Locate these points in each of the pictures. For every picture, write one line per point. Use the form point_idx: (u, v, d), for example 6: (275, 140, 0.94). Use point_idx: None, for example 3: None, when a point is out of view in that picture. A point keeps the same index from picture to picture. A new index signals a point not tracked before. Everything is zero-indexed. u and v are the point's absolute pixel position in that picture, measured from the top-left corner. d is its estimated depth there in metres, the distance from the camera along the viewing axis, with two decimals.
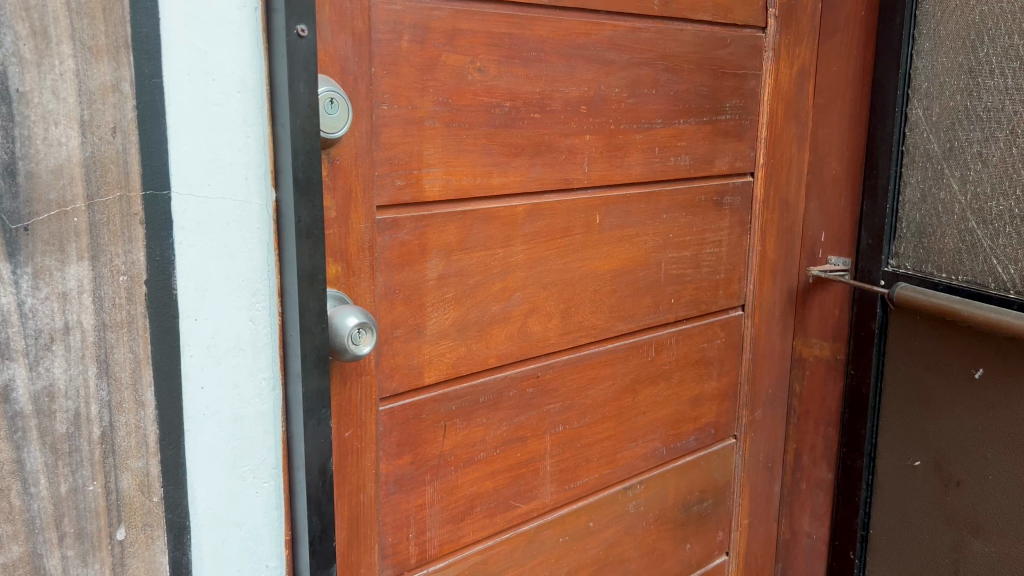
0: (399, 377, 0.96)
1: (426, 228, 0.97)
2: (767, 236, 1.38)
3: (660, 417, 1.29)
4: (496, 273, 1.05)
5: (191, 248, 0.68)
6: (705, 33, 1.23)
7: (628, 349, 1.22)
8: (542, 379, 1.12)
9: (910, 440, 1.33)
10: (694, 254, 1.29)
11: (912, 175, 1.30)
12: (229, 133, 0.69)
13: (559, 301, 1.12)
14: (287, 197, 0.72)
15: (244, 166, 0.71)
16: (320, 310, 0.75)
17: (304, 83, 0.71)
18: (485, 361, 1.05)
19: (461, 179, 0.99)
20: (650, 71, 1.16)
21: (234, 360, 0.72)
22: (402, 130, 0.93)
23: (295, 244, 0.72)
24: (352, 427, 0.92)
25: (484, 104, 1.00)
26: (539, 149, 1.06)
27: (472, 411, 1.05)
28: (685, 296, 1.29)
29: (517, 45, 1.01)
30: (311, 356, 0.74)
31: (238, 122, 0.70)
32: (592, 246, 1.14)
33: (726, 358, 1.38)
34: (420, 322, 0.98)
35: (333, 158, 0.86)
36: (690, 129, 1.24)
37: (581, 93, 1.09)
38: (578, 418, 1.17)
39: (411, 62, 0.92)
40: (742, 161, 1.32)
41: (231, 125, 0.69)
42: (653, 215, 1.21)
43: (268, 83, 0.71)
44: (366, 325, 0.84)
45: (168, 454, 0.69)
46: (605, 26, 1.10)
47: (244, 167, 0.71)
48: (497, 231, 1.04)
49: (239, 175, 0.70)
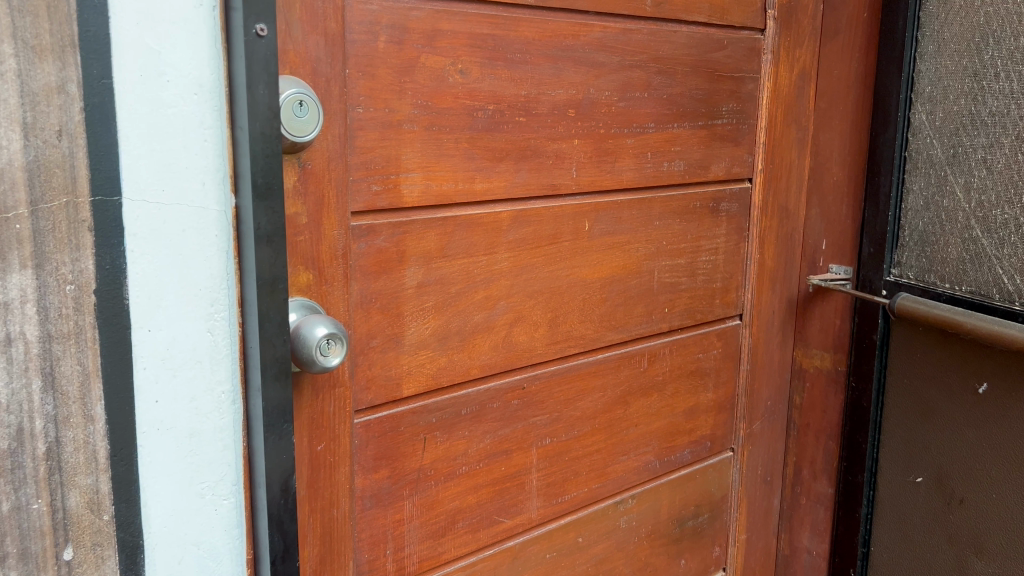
0: (375, 388, 0.93)
1: (404, 235, 0.94)
2: (766, 243, 1.35)
3: (653, 430, 1.25)
4: (478, 281, 1.01)
5: (144, 256, 0.66)
6: (700, 35, 1.19)
7: (619, 359, 1.18)
8: (528, 390, 1.08)
9: (912, 456, 1.29)
10: (688, 262, 1.25)
11: (915, 181, 1.26)
12: (185, 137, 0.67)
13: (545, 310, 1.09)
14: (246, 203, 0.69)
15: (200, 170, 0.68)
16: (281, 321, 0.72)
17: (264, 85, 0.68)
18: (467, 372, 1.02)
19: (441, 184, 0.96)
20: (642, 74, 1.13)
21: (190, 373, 0.69)
22: (379, 134, 0.90)
23: (254, 252, 0.69)
24: (325, 439, 0.89)
25: (466, 106, 0.96)
26: (524, 153, 1.03)
27: (454, 424, 1.01)
28: (679, 305, 1.25)
29: (500, 46, 0.98)
30: (271, 368, 0.71)
31: (195, 125, 0.67)
32: (581, 254, 1.11)
33: (722, 370, 1.34)
34: (398, 331, 0.95)
35: (304, 162, 0.84)
36: (685, 133, 1.20)
37: (568, 96, 1.06)
38: (566, 431, 1.14)
39: (388, 64, 0.89)
40: (739, 166, 1.29)
41: (187, 129, 0.67)
42: (646, 222, 1.18)
43: (227, 84, 0.68)
44: (335, 336, 0.81)
45: (119, 471, 0.67)
46: (594, 27, 1.07)
47: (201, 172, 0.68)
48: (480, 238, 1.01)
49: (195, 180, 0.68)
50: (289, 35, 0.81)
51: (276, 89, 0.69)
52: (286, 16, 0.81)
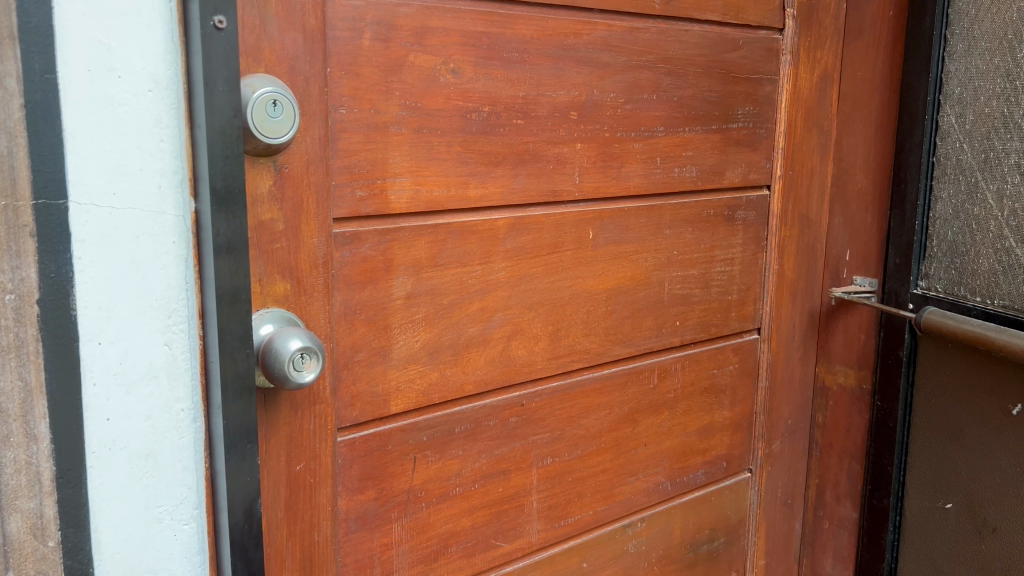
0: (360, 405, 0.89)
1: (391, 243, 0.89)
2: (785, 254, 1.28)
3: (664, 449, 1.19)
4: (473, 292, 0.96)
5: (93, 264, 0.61)
6: (713, 34, 1.14)
7: (626, 375, 1.12)
8: (528, 408, 1.03)
9: (940, 480, 1.21)
10: (702, 273, 1.19)
11: (943, 188, 1.19)
12: (138, 137, 0.62)
13: (546, 323, 1.03)
14: (205, 209, 0.65)
15: (156, 173, 0.64)
16: (243, 334, 0.67)
17: (226, 83, 0.64)
18: (461, 388, 0.96)
19: (432, 190, 0.91)
20: (650, 75, 1.07)
21: (144, 390, 0.65)
22: (363, 136, 0.85)
23: (213, 261, 0.65)
24: (304, 459, 0.84)
25: (458, 108, 0.92)
26: (521, 158, 0.97)
27: (446, 442, 0.96)
28: (692, 318, 1.19)
29: (496, 45, 0.93)
30: (232, 386, 0.66)
31: (149, 125, 0.63)
32: (584, 264, 1.05)
33: (739, 387, 1.27)
34: (385, 344, 0.90)
35: (281, 165, 0.79)
36: (697, 137, 1.14)
37: (570, 98, 1.00)
38: (569, 450, 1.08)
39: (373, 63, 0.85)
40: (756, 172, 1.22)
41: (141, 128, 0.62)
42: (655, 230, 1.12)
43: (186, 80, 0.64)
44: (310, 350, 0.77)
45: (66, 495, 0.62)
46: (599, 26, 1.01)
47: (156, 175, 0.64)
48: (474, 247, 0.95)
49: (151, 182, 0.63)
50: (264, 32, 0.77)
51: (238, 86, 0.65)
52: (261, 11, 0.76)
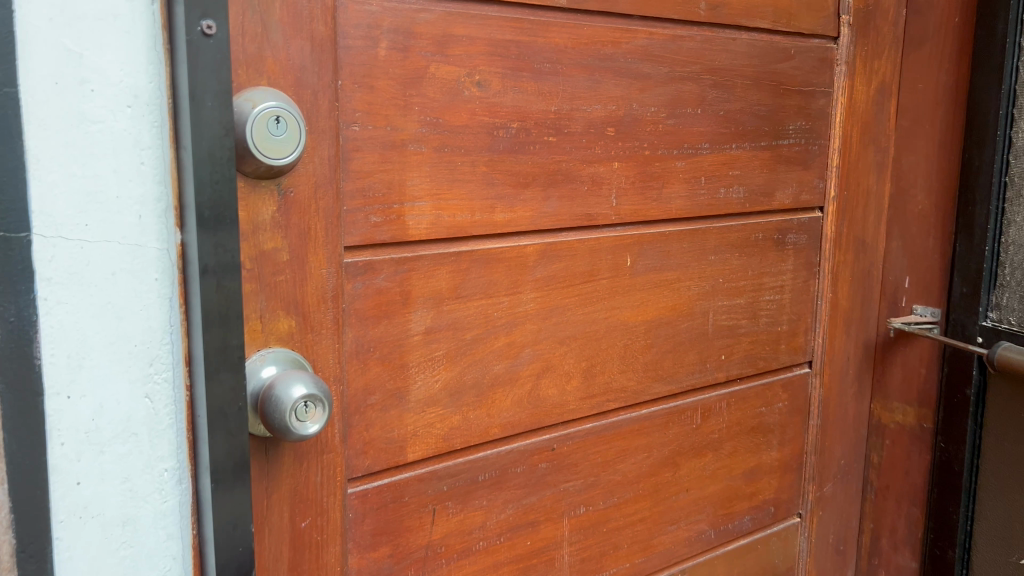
0: (374, 453, 0.80)
1: (409, 273, 0.80)
2: (839, 280, 1.18)
3: (707, 494, 1.09)
4: (499, 326, 0.87)
5: (61, 304, 0.53)
6: (763, 43, 1.04)
7: (666, 415, 1.03)
8: (559, 453, 0.93)
9: (1013, 532, 1.10)
10: (750, 303, 1.09)
11: (1018, 211, 1.08)
12: (114, 160, 0.55)
13: (579, 359, 0.94)
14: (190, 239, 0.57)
15: (136, 201, 0.56)
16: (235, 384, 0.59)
17: (215, 93, 0.56)
18: (485, 433, 0.87)
19: (455, 214, 0.82)
20: (694, 87, 0.98)
21: (118, 448, 0.57)
22: (378, 156, 0.77)
23: (201, 297, 0.57)
24: (310, 515, 0.76)
25: (484, 124, 0.83)
26: (553, 179, 0.89)
27: (469, 492, 0.87)
28: (739, 351, 1.09)
29: (526, 54, 0.84)
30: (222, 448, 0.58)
31: (128, 143, 0.55)
32: (622, 294, 0.96)
33: (788, 426, 1.17)
34: (401, 386, 0.81)
35: (286, 189, 0.71)
36: (745, 155, 1.05)
37: (607, 113, 0.91)
38: (604, 498, 0.98)
39: (390, 75, 0.76)
40: (808, 192, 1.13)
41: (117, 150, 0.55)
42: (699, 256, 1.02)
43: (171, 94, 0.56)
44: (315, 398, 0.68)
45: (28, 571, 0.54)
46: (639, 33, 0.92)
47: (136, 203, 0.56)
48: (501, 276, 0.87)
49: (129, 209, 0.55)
50: (267, 40, 0.69)
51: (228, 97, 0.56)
52: (263, 18, 0.68)
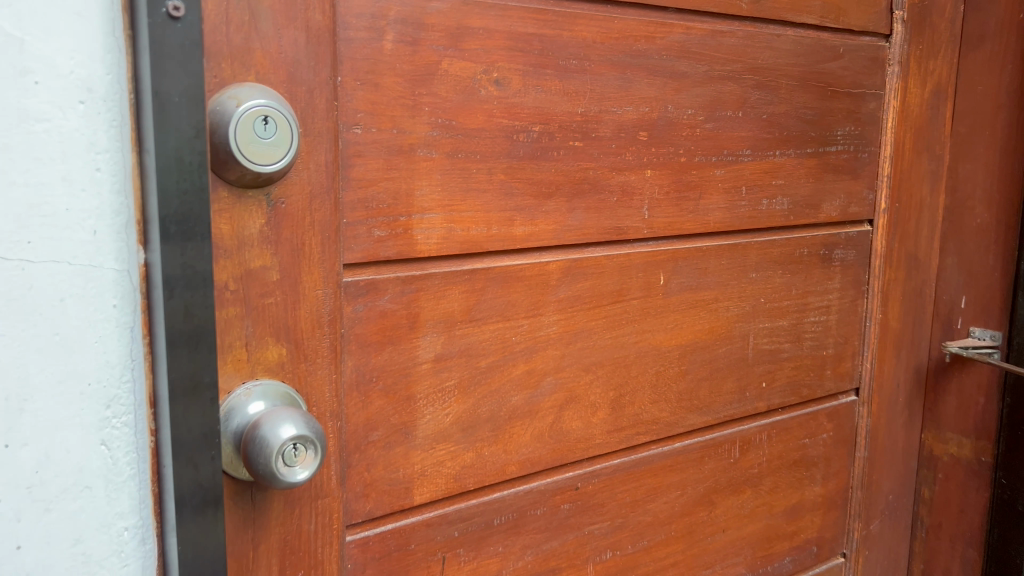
0: (376, 496, 0.71)
1: (417, 293, 0.71)
2: (889, 300, 1.08)
3: (745, 535, 0.99)
4: (518, 353, 0.78)
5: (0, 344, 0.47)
6: (810, 40, 0.95)
7: (702, 449, 0.93)
8: (583, 492, 0.84)
9: None
10: (793, 325, 0.99)
11: None
12: (65, 176, 0.48)
13: (606, 388, 0.84)
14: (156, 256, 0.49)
15: (91, 222, 0.49)
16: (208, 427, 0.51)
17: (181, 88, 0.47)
18: (501, 471, 0.78)
19: (469, 228, 0.74)
20: (735, 88, 0.89)
21: (66, 506, 0.50)
22: (383, 162, 0.68)
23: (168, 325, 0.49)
24: (303, 567, 0.67)
25: (503, 127, 0.74)
26: (579, 188, 0.80)
27: (483, 537, 0.78)
28: (781, 378, 0.99)
29: (550, 50, 0.76)
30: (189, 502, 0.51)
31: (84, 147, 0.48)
32: (654, 316, 0.87)
33: (832, 458, 1.07)
34: (407, 420, 0.72)
35: (276, 200, 0.62)
36: (790, 162, 0.95)
37: (639, 115, 0.82)
38: (632, 541, 0.89)
39: (396, 71, 0.68)
40: (856, 204, 1.03)
41: (69, 165, 0.48)
42: (739, 274, 0.93)
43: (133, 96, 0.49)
44: (305, 439, 0.60)
45: None
46: (675, 28, 0.83)
47: (91, 224, 0.49)
48: (520, 297, 0.78)
49: (84, 229, 0.49)
50: (255, 30, 0.60)
51: (200, 89, 0.48)
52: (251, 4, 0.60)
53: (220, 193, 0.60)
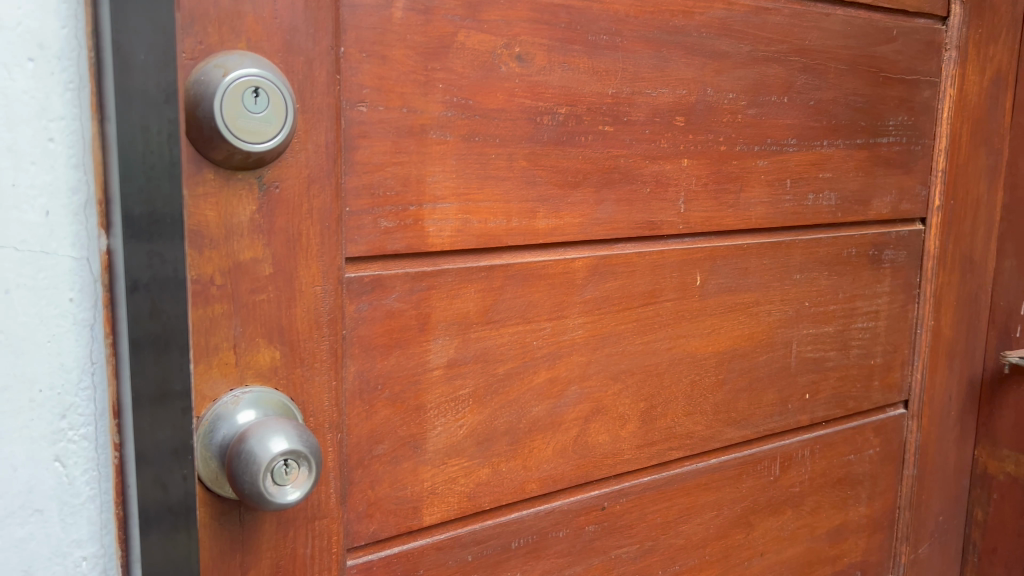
0: (380, 516, 0.64)
1: (428, 291, 0.64)
2: (942, 305, 1.00)
3: (785, 559, 0.91)
4: (540, 359, 0.71)
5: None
6: (863, 20, 0.87)
7: (739, 466, 0.86)
8: (609, 513, 0.77)
9: None
10: (839, 331, 0.91)
11: None
12: (17, 165, 0.44)
13: (636, 399, 0.77)
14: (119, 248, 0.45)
15: (44, 217, 0.45)
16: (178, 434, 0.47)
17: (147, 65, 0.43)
18: (520, 489, 0.71)
19: (487, 220, 0.66)
20: (780, 71, 0.81)
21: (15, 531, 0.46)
22: (391, 145, 0.61)
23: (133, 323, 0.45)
24: None
25: (526, 108, 0.67)
26: (609, 178, 0.72)
27: (499, 562, 0.71)
28: (826, 389, 0.92)
29: (579, 23, 0.68)
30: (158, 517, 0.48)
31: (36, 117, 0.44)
32: (689, 321, 0.79)
33: (879, 476, 0.99)
34: (417, 432, 0.65)
35: (269, 183, 0.55)
36: (838, 154, 0.87)
37: (675, 98, 0.75)
38: (662, 566, 0.81)
39: (407, 43, 0.61)
40: (908, 201, 0.95)
41: (21, 151, 0.44)
42: (782, 276, 0.85)
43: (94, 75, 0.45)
44: (297, 454, 0.52)
45: None
46: (716, 3, 0.76)
47: (44, 220, 0.45)
48: (543, 297, 0.70)
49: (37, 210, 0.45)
50: None
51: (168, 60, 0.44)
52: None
53: (204, 175, 0.53)
